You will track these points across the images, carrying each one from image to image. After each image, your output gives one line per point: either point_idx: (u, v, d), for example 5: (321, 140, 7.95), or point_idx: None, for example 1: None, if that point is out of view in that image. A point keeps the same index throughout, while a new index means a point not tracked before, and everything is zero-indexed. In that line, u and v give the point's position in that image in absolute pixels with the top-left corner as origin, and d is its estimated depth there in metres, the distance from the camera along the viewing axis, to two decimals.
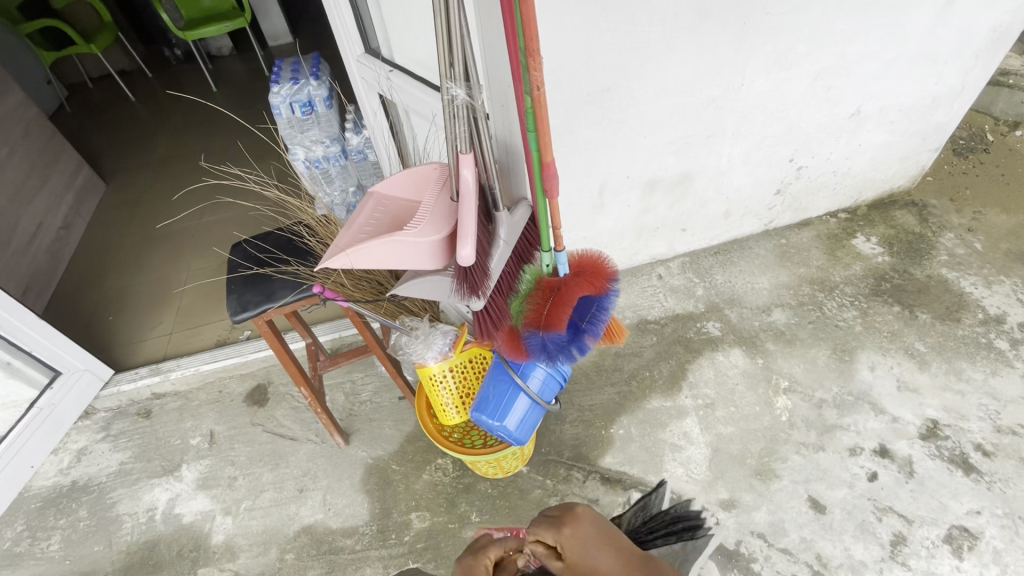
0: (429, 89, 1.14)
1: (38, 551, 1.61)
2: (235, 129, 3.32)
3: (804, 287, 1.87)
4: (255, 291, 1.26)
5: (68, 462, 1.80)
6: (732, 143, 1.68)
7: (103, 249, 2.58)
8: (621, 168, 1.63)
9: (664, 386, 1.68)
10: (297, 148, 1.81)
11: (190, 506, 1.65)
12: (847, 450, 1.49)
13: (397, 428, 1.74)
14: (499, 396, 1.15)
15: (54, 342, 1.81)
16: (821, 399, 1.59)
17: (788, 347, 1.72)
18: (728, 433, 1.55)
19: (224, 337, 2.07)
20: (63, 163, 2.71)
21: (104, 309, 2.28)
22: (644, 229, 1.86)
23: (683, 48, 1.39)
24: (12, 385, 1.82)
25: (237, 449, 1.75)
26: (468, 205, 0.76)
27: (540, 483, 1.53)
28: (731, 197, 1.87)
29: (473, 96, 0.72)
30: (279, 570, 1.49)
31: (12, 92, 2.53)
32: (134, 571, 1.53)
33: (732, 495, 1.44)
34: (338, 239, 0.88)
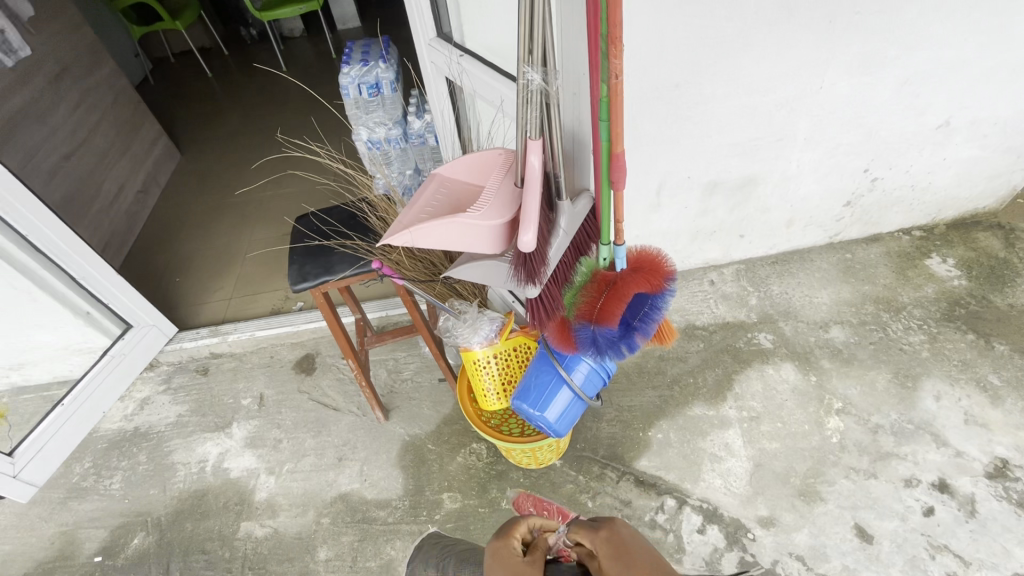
0: (500, 75, 1.16)
1: (101, 488, 1.74)
2: (301, 107, 3.44)
3: (867, 306, 1.77)
4: (316, 263, 1.31)
5: (132, 409, 1.94)
6: (803, 149, 1.61)
7: (175, 214, 2.75)
8: (682, 167, 1.59)
9: (708, 394, 1.63)
10: (361, 129, 1.86)
11: (238, 462, 1.74)
12: (902, 481, 1.41)
13: (435, 409, 1.77)
14: (541, 386, 1.15)
15: (127, 296, 1.93)
16: (876, 424, 1.51)
17: (844, 366, 1.64)
18: (772, 449, 1.50)
19: (278, 306, 2.17)
20: (145, 131, 2.89)
21: (172, 271, 2.43)
22: (699, 232, 1.81)
23: (761, 46, 1.33)
24: (89, 333, 1.96)
25: (283, 414, 1.84)
26: (533, 191, 0.76)
27: (573, 479, 1.53)
28: (796, 206, 1.79)
29: (548, 82, 0.72)
30: (315, 532, 1.55)
31: (106, 62, 2.72)
32: (184, 517, 1.64)
33: (772, 512, 1.39)
34: (400, 217, 0.89)
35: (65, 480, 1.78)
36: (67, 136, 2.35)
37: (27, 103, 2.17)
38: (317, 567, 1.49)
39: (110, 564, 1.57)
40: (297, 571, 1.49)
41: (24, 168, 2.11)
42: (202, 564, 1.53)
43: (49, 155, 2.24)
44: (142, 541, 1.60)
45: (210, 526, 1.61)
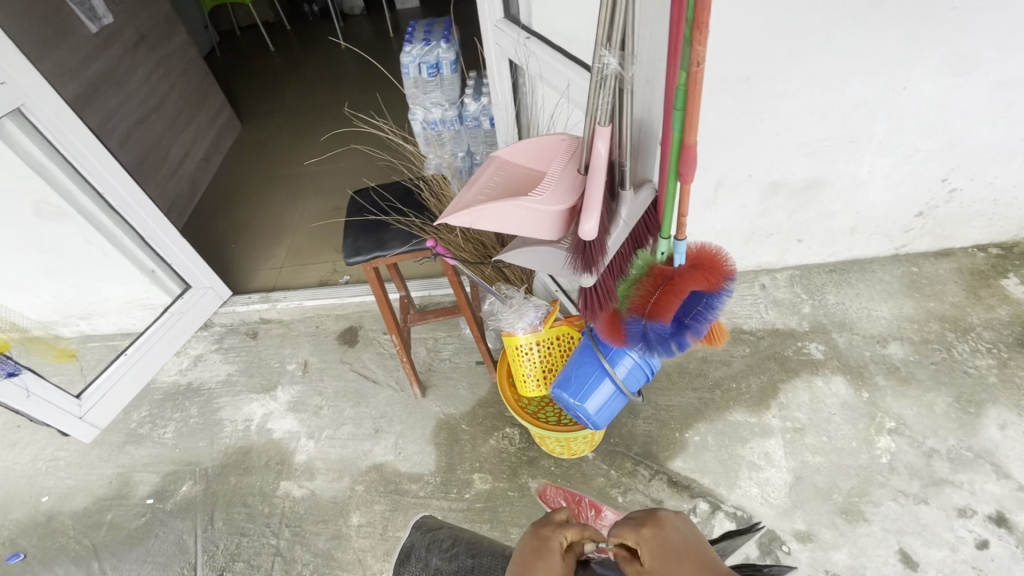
0: (566, 59, 1.15)
1: (155, 436, 1.86)
2: (357, 85, 3.50)
3: (931, 324, 1.67)
4: (369, 238, 1.33)
5: (187, 365, 2.05)
6: (876, 153, 1.52)
7: (234, 182, 2.86)
8: (743, 164, 1.53)
9: (751, 401, 1.58)
10: (418, 109, 1.87)
11: (280, 424, 1.81)
12: (955, 510, 1.33)
13: (471, 391, 1.79)
14: (583, 377, 1.14)
15: (188, 258, 2.02)
16: (931, 448, 1.43)
17: (901, 385, 1.56)
18: (815, 463, 1.45)
19: (326, 278, 2.23)
20: (210, 101, 3.01)
21: (229, 237, 2.53)
22: (755, 234, 1.75)
23: (842, 41, 1.26)
24: (152, 290, 2.07)
25: (325, 381, 1.90)
26: (598, 179, 0.74)
27: (604, 472, 1.52)
28: (862, 213, 1.69)
29: (623, 67, 0.70)
30: (349, 498, 1.61)
31: (179, 32, 2.84)
32: (229, 471, 1.72)
33: (810, 527, 1.35)
34: (459, 197, 0.90)
35: (124, 425, 1.90)
36: (141, 101, 2.47)
37: (108, 69, 2.30)
38: (349, 531, 1.54)
39: (160, 507, 1.67)
40: (331, 533, 1.55)
41: (103, 130, 2.24)
42: (243, 516, 1.62)
43: (125, 119, 2.36)
44: (190, 489, 1.70)
45: (252, 482, 1.69)
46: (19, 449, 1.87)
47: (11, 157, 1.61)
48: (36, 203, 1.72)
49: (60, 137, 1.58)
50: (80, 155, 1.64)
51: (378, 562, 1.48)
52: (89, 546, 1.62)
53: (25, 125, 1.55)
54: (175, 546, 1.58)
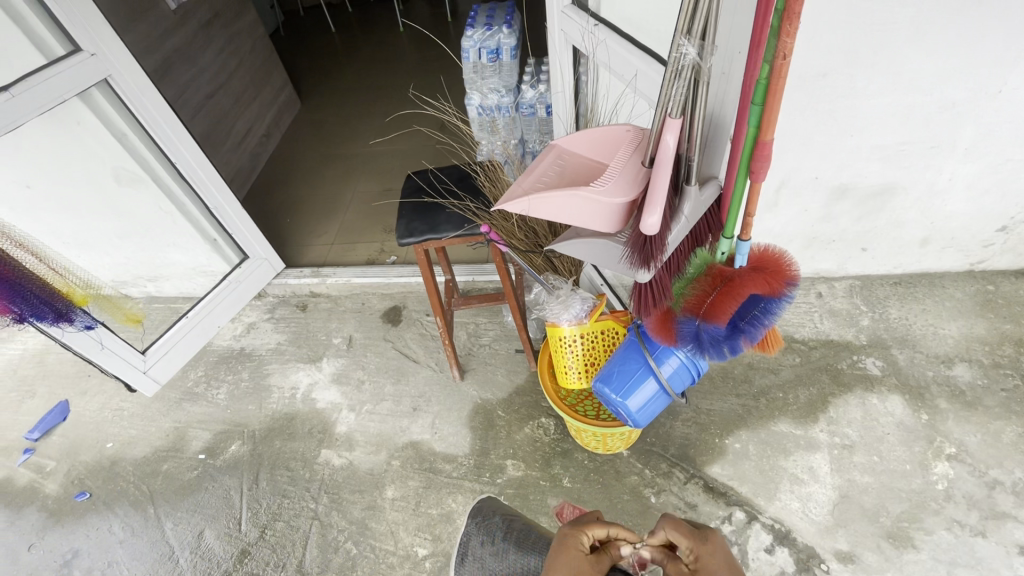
0: (635, 48, 1.13)
1: (209, 395, 1.96)
2: (413, 68, 3.54)
3: (1005, 347, 1.56)
4: (423, 220, 1.35)
5: (240, 331, 2.16)
6: (959, 161, 1.42)
7: (291, 159, 2.96)
8: (810, 166, 1.46)
9: (799, 412, 1.53)
10: (475, 93, 1.87)
11: (324, 395, 1.88)
12: (1017, 547, 1.25)
13: (509, 377, 1.80)
14: (627, 373, 1.13)
15: (248, 230, 2.12)
16: (994, 479, 1.35)
17: (965, 409, 1.46)
18: (863, 482, 1.39)
19: (374, 257, 2.28)
20: (274, 79, 3.12)
21: (285, 212, 2.62)
22: (815, 239, 1.67)
23: (934, 39, 1.18)
24: (213, 258, 2.19)
25: (368, 357, 1.96)
26: (664, 173, 0.72)
27: (638, 471, 1.51)
28: (937, 224, 1.59)
29: (701, 57, 0.68)
30: (385, 472, 1.65)
31: (249, 11, 2.94)
32: (274, 435, 1.81)
33: (853, 549, 1.30)
34: (518, 183, 0.89)
35: (182, 383, 2.02)
36: (211, 76, 2.58)
37: (184, 44, 2.41)
38: (383, 503, 1.59)
39: (211, 463, 1.77)
40: (367, 503, 1.60)
41: (176, 103, 2.35)
42: (286, 478, 1.69)
43: (197, 93, 2.47)
44: (238, 448, 1.79)
45: (295, 447, 1.76)
46: (89, 397, 2.02)
47: (96, 124, 1.72)
48: (115, 169, 1.84)
49: (140, 108, 1.67)
50: (156, 126, 1.73)
51: (409, 536, 1.52)
52: (146, 492, 1.74)
53: (109, 95, 1.64)
54: (222, 501, 1.68)
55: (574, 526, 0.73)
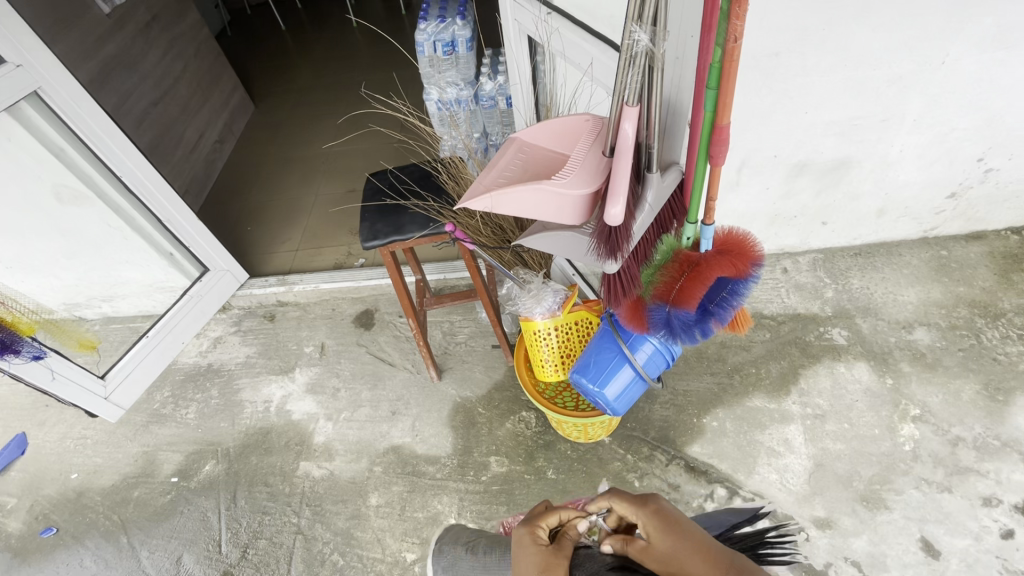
0: (589, 35, 1.13)
1: (178, 416, 1.89)
2: (369, 64, 3.46)
3: (961, 309, 1.63)
4: (386, 222, 1.33)
5: (207, 347, 2.08)
6: (909, 132, 1.46)
7: (248, 164, 2.85)
8: (769, 144, 1.49)
9: (772, 386, 1.56)
10: (433, 89, 1.84)
11: (299, 405, 1.83)
12: (980, 499, 1.31)
13: (487, 374, 1.79)
14: (603, 363, 1.13)
15: (207, 242, 2.03)
16: (957, 436, 1.41)
17: (927, 371, 1.52)
18: (836, 450, 1.43)
19: (341, 261, 2.23)
20: (224, 82, 2.99)
21: (245, 220, 2.54)
22: (779, 216, 1.70)
23: (881, 13, 1.20)
24: (172, 274, 2.10)
25: (342, 364, 1.91)
26: (625, 162, 0.72)
27: (621, 457, 1.52)
28: (892, 194, 1.64)
29: (654, 43, 0.67)
30: (368, 479, 1.63)
31: (191, 11, 2.82)
32: (250, 450, 1.76)
33: (830, 514, 1.34)
34: (479, 180, 0.87)
35: (147, 406, 1.94)
36: (155, 83, 2.46)
37: (122, 50, 2.29)
38: (368, 511, 1.57)
39: (185, 485, 1.71)
40: (350, 512, 1.58)
41: (118, 113, 2.24)
42: (265, 495, 1.65)
43: (139, 100, 2.36)
44: (212, 468, 1.74)
45: (273, 462, 1.72)
46: (48, 428, 1.93)
47: (30, 140, 1.62)
48: (56, 188, 1.74)
49: (78, 121, 1.58)
50: (97, 140, 1.64)
51: (396, 541, 1.50)
52: (118, 521, 1.67)
53: (41, 108, 1.55)
54: (199, 523, 1.63)
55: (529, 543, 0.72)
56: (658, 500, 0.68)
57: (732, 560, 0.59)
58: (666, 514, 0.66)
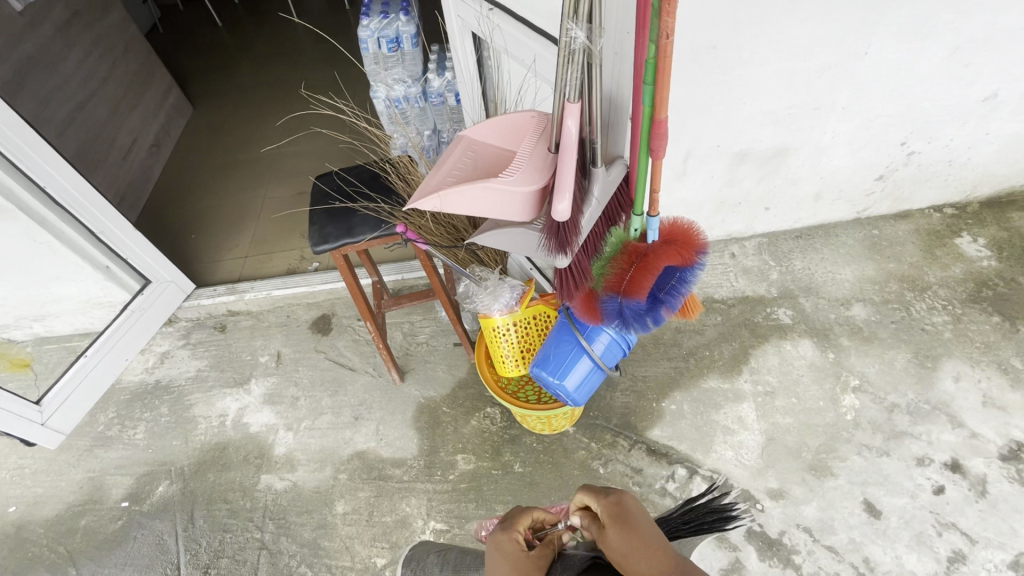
0: (532, 32, 1.13)
1: (125, 437, 1.80)
2: (313, 60, 3.35)
3: (891, 284, 1.74)
4: (337, 224, 1.30)
5: (153, 362, 1.98)
6: (839, 119, 1.55)
7: (189, 169, 2.72)
8: (712, 135, 1.54)
9: (724, 367, 1.63)
10: (379, 86, 1.77)
11: (257, 417, 1.77)
12: (915, 459, 1.42)
13: (450, 372, 1.78)
14: (562, 355, 1.15)
15: (146, 252, 1.93)
16: (892, 403, 1.51)
17: (864, 344, 1.62)
18: (785, 423, 1.51)
19: (294, 266, 2.16)
20: (157, 82, 2.83)
21: (189, 227, 2.43)
22: (724, 203, 1.77)
23: (807, 7, 1.26)
24: (109, 288, 1.99)
25: (301, 372, 1.86)
26: (569, 158, 0.73)
27: (585, 445, 1.55)
28: (827, 178, 1.73)
29: (591, 41, 0.68)
30: (333, 487, 1.60)
31: (115, 7, 2.64)
32: (206, 467, 1.69)
33: (782, 485, 1.41)
34: (427, 180, 0.86)
35: (91, 429, 1.83)
36: (78, 85, 2.31)
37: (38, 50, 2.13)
38: (334, 520, 1.54)
39: (137, 509, 1.63)
40: (316, 522, 1.54)
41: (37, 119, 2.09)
42: (224, 512, 1.59)
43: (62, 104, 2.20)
44: (167, 489, 1.66)
45: (231, 477, 1.66)
46: None
47: None
48: None
49: None
50: (14, 148, 1.53)
51: (366, 547, 1.48)
52: (64, 553, 1.57)
53: None
54: (155, 547, 1.56)
55: (506, 535, 0.73)
56: (623, 500, 0.68)
57: (678, 565, 0.61)
58: (624, 509, 0.67)
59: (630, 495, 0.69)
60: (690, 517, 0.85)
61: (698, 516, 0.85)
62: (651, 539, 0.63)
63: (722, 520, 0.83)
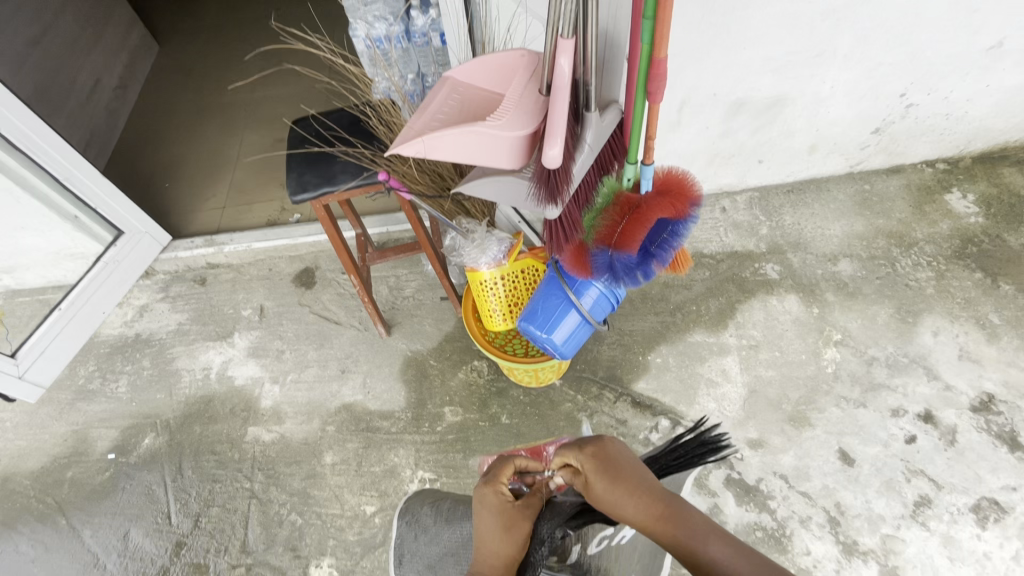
0: None
1: (108, 390, 1.77)
2: None
3: (879, 240, 1.74)
4: (316, 172, 1.25)
5: (132, 316, 1.93)
6: (840, 67, 1.49)
7: (158, 113, 2.57)
8: (708, 82, 1.48)
9: (710, 321, 1.64)
10: (358, 24, 1.64)
11: (241, 370, 1.76)
12: (890, 410, 1.46)
13: (437, 327, 1.77)
14: (550, 309, 1.13)
15: (116, 202, 1.84)
16: (872, 356, 1.54)
17: (848, 299, 1.64)
18: (768, 376, 1.54)
19: (274, 217, 2.09)
20: (117, 16, 2.62)
21: (161, 175, 2.32)
22: (717, 155, 1.73)
23: None
24: (80, 239, 1.91)
25: (285, 326, 1.84)
26: (561, 100, 0.68)
27: (571, 398, 1.57)
28: (823, 131, 1.69)
29: None
30: (321, 438, 1.61)
31: None
32: (192, 420, 1.69)
33: (761, 435, 1.45)
34: (410, 123, 0.81)
35: (71, 382, 1.80)
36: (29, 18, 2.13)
37: None
38: (323, 470, 1.56)
39: (124, 461, 1.64)
40: (305, 472, 1.56)
41: None
42: (213, 463, 1.60)
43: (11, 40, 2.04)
44: (153, 441, 1.66)
45: (218, 429, 1.66)
46: None
47: None
48: None
49: None
50: None
51: (355, 496, 1.51)
52: (53, 503, 1.58)
53: None
54: (145, 497, 1.57)
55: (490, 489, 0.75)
56: (602, 455, 0.70)
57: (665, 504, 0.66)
58: (604, 459, 0.70)
59: (608, 444, 0.72)
60: (679, 453, 0.84)
61: (688, 450, 0.84)
62: (635, 485, 0.67)
63: (710, 451, 0.82)
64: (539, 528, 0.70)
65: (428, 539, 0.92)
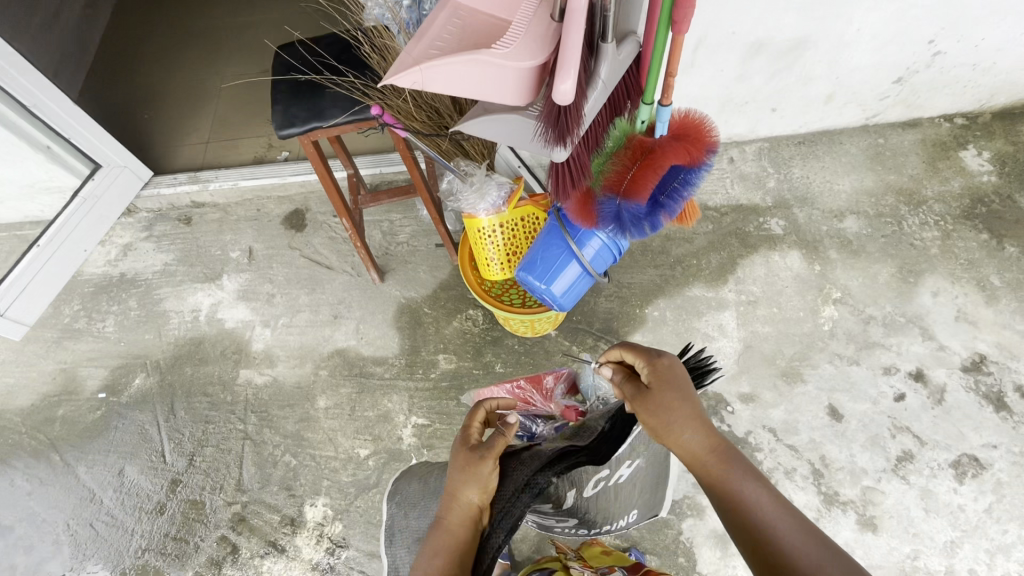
0: None
1: (94, 330, 1.74)
2: None
3: (888, 197, 1.69)
4: (304, 105, 1.17)
5: (116, 255, 1.86)
6: (870, 8, 1.38)
7: (131, 36, 2.38)
8: (728, 19, 1.37)
9: (710, 276, 1.61)
10: None
11: (231, 313, 1.73)
12: (882, 368, 1.47)
13: (432, 274, 1.73)
14: (550, 259, 1.09)
15: (91, 133, 1.73)
16: (869, 315, 1.53)
17: (851, 257, 1.61)
18: (764, 332, 1.53)
19: (261, 154, 1.99)
20: None
21: (139, 106, 2.18)
22: (730, 101, 1.64)
23: None
24: (55, 172, 1.81)
25: (275, 269, 1.79)
26: (577, 27, 0.60)
27: (566, 348, 1.56)
28: (843, 78, 1.60)
29: None
30: (314, 382, 1.60)
31: None
32: (183, 362, 1.67)
33: (753, 390, 1.47)
34: (406, 50, 0.73)
35: (56, 320, 1.77)
36: None
37: None
38: (317, 414, 1.56)
39: (115, 400, 1.63)
40: (299, 416, 1.57)
41: None
42: (205, 404, 1.60)
43: None
44: (144, 382, 1.65)
45: (210, 371, 1.65)
46: None
47: None
48: None
49: None
50: None
51: (349, 439, 1.52)
52: (46, 440, 1.58)
53: None
54: (138, 436, 1.58)
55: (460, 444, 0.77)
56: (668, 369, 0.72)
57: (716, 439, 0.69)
58: (667, 374, 0.72)
59: (668, 359, 0.73)
60: None
61: None
62: (692, 410, 0.69)
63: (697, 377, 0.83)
64: (516, 474, 0.72)
65: (425, 494, 0.92)
